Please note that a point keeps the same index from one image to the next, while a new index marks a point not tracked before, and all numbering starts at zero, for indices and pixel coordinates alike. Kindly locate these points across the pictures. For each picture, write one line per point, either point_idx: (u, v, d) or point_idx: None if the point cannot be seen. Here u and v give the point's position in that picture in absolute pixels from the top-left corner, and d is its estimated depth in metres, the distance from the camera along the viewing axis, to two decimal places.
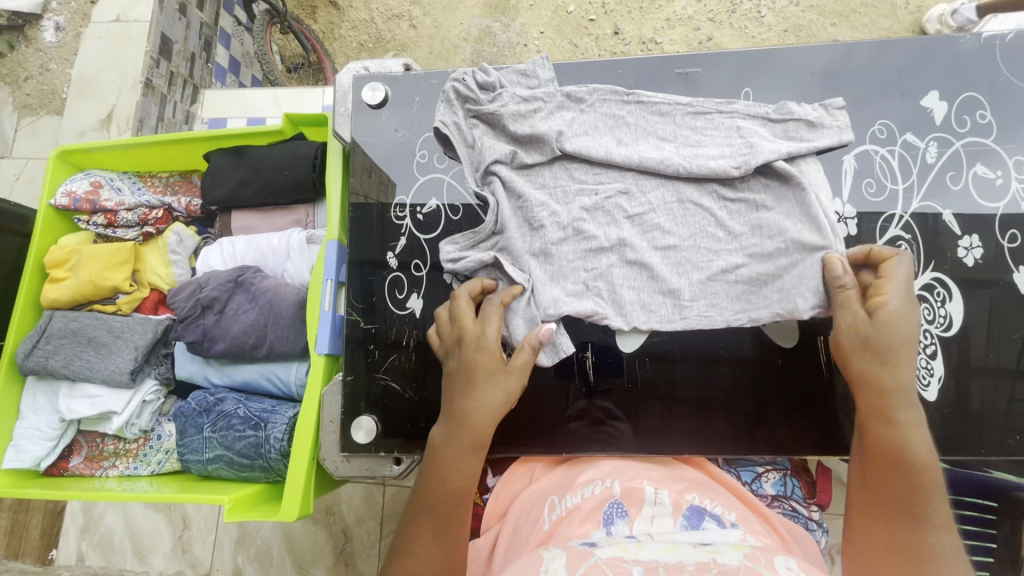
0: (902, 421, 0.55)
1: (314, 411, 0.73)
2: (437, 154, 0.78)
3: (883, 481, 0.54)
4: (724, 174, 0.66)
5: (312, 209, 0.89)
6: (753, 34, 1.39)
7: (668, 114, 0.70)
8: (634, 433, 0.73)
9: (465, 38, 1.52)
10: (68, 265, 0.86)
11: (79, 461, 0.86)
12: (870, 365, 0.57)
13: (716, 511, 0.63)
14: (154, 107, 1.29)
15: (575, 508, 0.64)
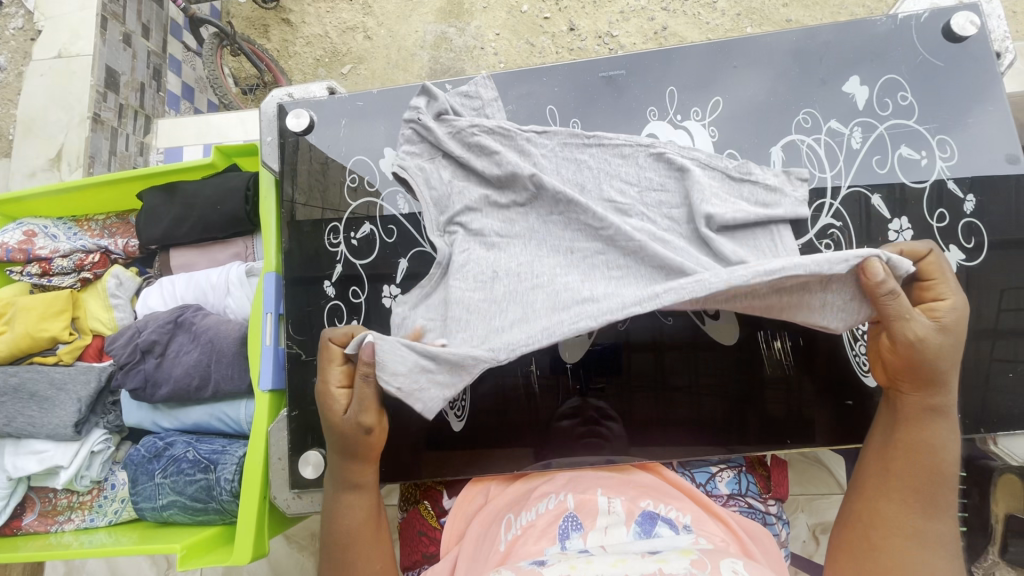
0: (943, 427, 0.55)
1: (261, 447, 0.72)
2: (368, 177, 0.76)
3: (910, 472, 0.55)
4: (671, 223, 0.60)
5: (250, 240, 0.87)
6: (708, 20, 1.39)
7: (630, 155, 0.63)
8: (596, 453, 0.72)
9: (421, 45, 1.50)
10: (4, 319, 0.84)
11: (33, 518, 0.84)
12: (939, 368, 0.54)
13: (670, 514, 0.63)
14: (105, 141, 1.26)
15: (529, 525, 0.63)
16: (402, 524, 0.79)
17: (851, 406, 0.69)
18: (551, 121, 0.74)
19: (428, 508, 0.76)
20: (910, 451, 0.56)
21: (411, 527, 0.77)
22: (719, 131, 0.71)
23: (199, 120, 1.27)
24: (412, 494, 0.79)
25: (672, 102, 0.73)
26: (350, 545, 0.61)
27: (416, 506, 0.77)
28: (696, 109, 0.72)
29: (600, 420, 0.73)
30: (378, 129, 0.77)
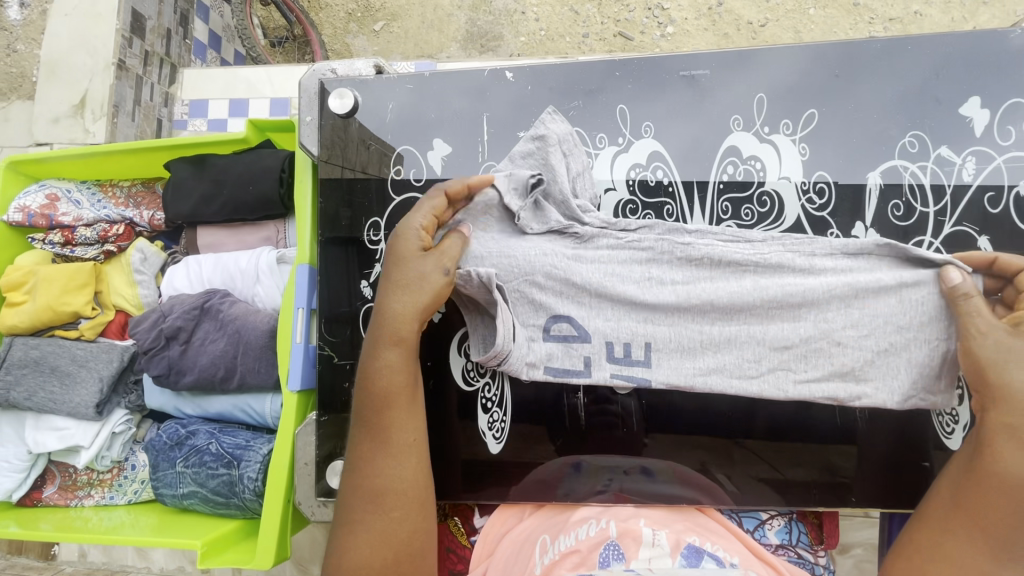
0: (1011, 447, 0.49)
1: (287, 450, 0.69)
2: (414, 170, 0.70)
3: (975, 501, 0.50)
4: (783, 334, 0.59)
5: (282, 224, 0.82)
6: None
7: (742, 261, 0.59)
8: (629, 458, 0.69)
9: (459, 6, 1.39)
10: (25, 289, 0.81)
11: (53, 491, 0.83)
12: (992, 384, 0.50)
13: (718, 553, 0.59)
14: (130, 89, 1.19)
15: (569, 551, 0.60)
16: None
17: (927, 468, 0.64)
18: (621, 122, 0.67)
19: (458, 525, 0.74)
20: (976, 481, 0.51)
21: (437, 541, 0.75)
22: (810, 148, 0.64)
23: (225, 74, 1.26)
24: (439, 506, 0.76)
25: (761, 111, 0.65)
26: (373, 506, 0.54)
27: (445, 520, 0.75)
28: (787, 121, 0.64)
29: (611, 399, 0.69)
30: (429, 117, 0.70)
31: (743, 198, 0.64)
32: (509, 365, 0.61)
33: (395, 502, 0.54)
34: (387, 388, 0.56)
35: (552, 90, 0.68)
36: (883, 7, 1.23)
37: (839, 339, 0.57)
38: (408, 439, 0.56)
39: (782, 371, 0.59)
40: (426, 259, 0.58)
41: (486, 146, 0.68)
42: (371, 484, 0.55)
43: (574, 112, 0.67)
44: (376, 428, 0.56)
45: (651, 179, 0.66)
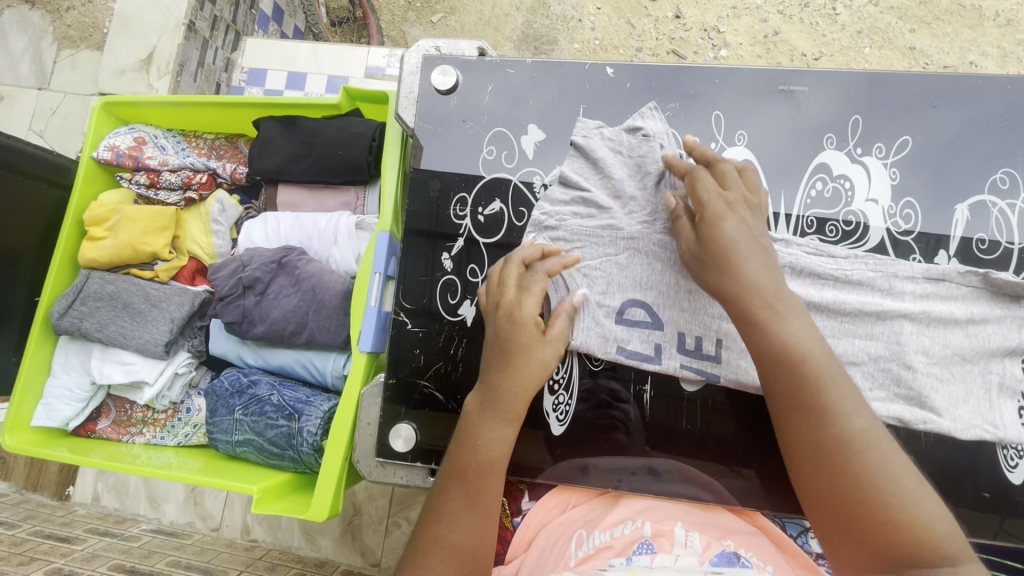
0: (844, 405, 0.46)
1: (352, 409, 0.70)
2: (506, 152, 0.71)
3: (835, 474, 0.45)
4: (865, 351, 0.59)
5: (362, 192, 0.85)
6: (826, 32, 1.28)
7: (832, 271, 0.60)
8: (635, 458, 0.70)
9: (517, 7, 1.41)
10: (106, 226, 0.82)
11: (106, 424, 0.85)
12: (762, 321, 0.49)
13: (751, 560, 0.58)
14: (195, 51, 1.23)
15: (604, 545, 0.61)
16: None
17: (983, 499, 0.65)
18: (715, 128, 0.68)
19: (506, 505, 0.75)
20: (805, 447, 0.46)
21: None
22: (900, 173, 0.65)
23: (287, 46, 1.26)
24: None
25: (855, 131, 0.66)
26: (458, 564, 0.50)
27: None
28: (880, 145, 0.66)
29: (613, 403, 0.71)
30: (527, 103, 0.72)
31: (829, 215, 0.66)
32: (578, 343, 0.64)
33: (472, 562, 0.50)
34: (490, 459, 0.54)
35: (651, 90, 0.70)
36: (939, 54, 1.25)
37: (910, 360, 0.58)
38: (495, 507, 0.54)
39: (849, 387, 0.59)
40: (547, 343, 0.59)
41: None
42: (455, 541, 0.51)
43: (669, 113, 0.69)
44: (473, 490, 0.53)
45: None
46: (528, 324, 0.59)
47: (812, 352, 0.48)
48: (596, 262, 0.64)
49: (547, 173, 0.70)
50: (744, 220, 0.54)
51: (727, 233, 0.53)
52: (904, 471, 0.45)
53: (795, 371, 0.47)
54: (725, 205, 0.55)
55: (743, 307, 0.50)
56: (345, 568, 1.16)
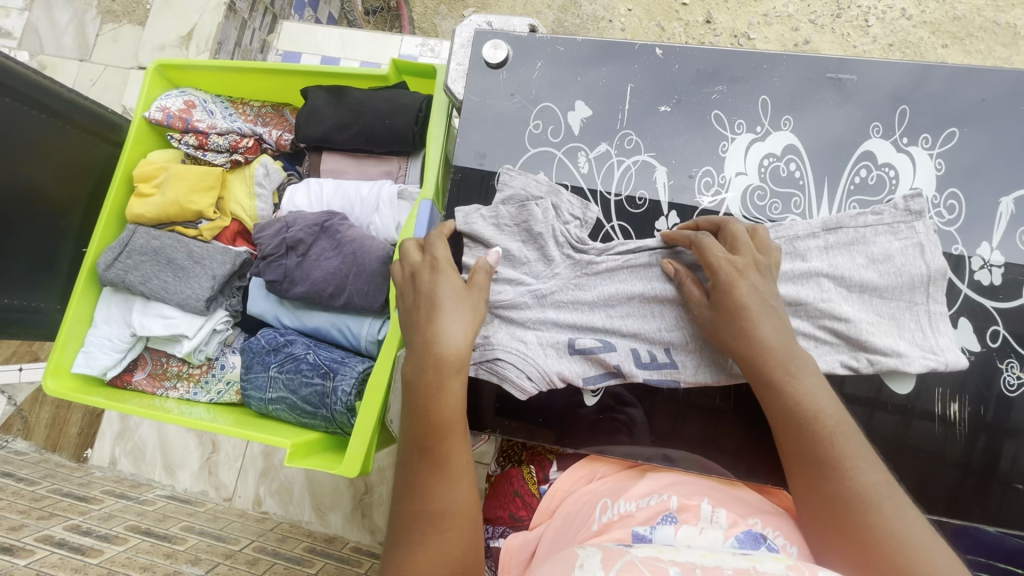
0: (853, 464, 0.53)
1: (387, 369, 0.71)
2: (552, 126, 0.73)
3: (844, 515, 0.52)
4: (889, 324, 0.62)
5: (404, 162, 0.86)
6: (856, 43, 1.29)
7: (862, 246, 0.63)
8: (648, 447, 0.71)
9: (549, 4, 1.43)
10: (156, 182, 0.85)
11: (142, 376, 0.88)
12: (777, 380, 0.55)
13: (777, 541, 0.58)
14: (233, 31, 1.26)
15: (627, 514, 0.63)
16: (497, 478, 0.79)
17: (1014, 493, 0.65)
18: (762, 113, 0.69)
19: (532, 473, 0.76)
20: (817, 490, 0.54)
21: (508, 483, 0.76)
22: (945, 164, 0.65)
23: (326, 30, 1.25)
24: (515, 454, 0.80)
25: (902, 121, 0.66)
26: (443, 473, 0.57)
27: (521, 467, 0.77)
28: (926, 136, 0.66)
29: (617, 408, 0.71)
30: (574, 80, 0.73)
31: (873, 201, 0.66)
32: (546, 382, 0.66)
33: (455, 524, 0.55)
34: (449, 418, 0.58)
35: (698, 73, 0.70)
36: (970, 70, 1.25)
37: (841, 311, 0.61)
38: (463, 464, 0.58)
39: (872, 352, 0.61)
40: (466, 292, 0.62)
41: (626, 114, 0.71)
42: (434, 505, 0.56)
43: (716, 96, 0.70)
44: (436, 460, 0.57)
45: (783, 170, 0.68)
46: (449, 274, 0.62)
47: (821, 406, 0.54)
48: (546, 274, 0.68)
49: (592, 149, 0.72)
50: (755, 285, 0.57)
51: (740, 297, 0.56)
52: (915, 521, 0.51)
53: (807, 425, 0.54)
54: (735, 269, 0.58)
55: (758, 368, 0.56)
56: (354, 545, 1.17)
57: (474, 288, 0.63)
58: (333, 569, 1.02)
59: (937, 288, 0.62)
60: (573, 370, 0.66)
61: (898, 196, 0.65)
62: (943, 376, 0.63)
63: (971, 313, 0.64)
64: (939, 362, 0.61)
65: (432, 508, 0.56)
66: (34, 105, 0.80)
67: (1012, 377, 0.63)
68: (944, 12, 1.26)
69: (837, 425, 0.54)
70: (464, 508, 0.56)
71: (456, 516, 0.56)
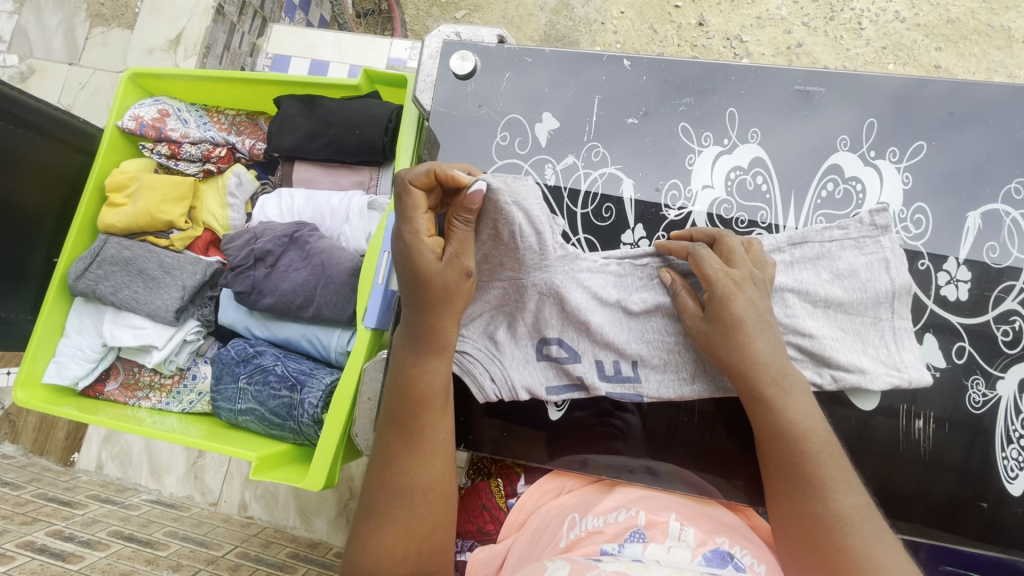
0: (837, 486, 0.53)
1: (353, 382, 0.71)
2: (519, 138, 0.72)
3: (822, 536, 0.52)
4: (853, 341, 0.61)
5: (376, 172, 0.86)
6: (849, 46, 1.28)
7: (827, 261, 0.62)
8: (635, 458, 0.71)
9: (541, 7, 1.42)
10: (127, 192, 0.85)
11: (114, 386, 0.88)
12: (769, 395, 0.55)
13: (744, 560, 0.57)
14: (222, 34, 1.25)
15: (596, 531, 0.62)
16: (466, 491, 0.78)
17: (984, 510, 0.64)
18: (729, 125, 0.68)
19: (500, 486, 0.75)
20: (799, 507, 0.54)
21: (475, 497, 0.76)
22: (914, 178, 0.65)
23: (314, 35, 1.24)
24: (485, 466, 0.79)
25: (869, 135, 0.66)
26: (416, 448, 0.58)
27: (489, 479, 0.77)
28: (894, 149, 0.65)
29: (614, 413, 0.71)
30: (543, 91, 0.72)
31: (839, 215, 0.65)
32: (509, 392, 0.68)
33: (424, 500, 0.57)
34: (430, 394, 0.58)
35: (668, 84, 0.70)
36: (964, 74, 1.23)
37: (804, 327, 0.61)
38: (439, 441, 0.59)
39: (835, 369, 0.61)
40: (449, 263, 0.56)
41: (593, 126, 0.71)
42: (404, 482, 0.57)
43: (684, 108, 0.69)
44: (411, 433, 0.58)
45: (750, 183, 0.67)
46: (427, 246, 0.55)
47: (806, 425, 0.54)
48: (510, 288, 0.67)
49: (559, 161, 0.71)
50: (752, 299, 0.57)
51: (737, 311, 0.56)
52: (891, 550, 0.51)
53: (795, 443, 0.54)
54: (734, 282, 0.58)
55: (750, 379, 0.56)
56: (337, 550, 1.16)
57: (456, 253, 0.56)
58: None
59: (900, 302, 0.61)
60: (535, 380, 0.67)
61: (864, 210, 0.64)
62: (909, 392, 0.63)
63: (938, 329, 0.63)
64: (903, 379, 0.60)
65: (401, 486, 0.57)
66: (2, 115, 0.80)
67: (978, 394, 0.62)
68: (937, 15, 1.25)
69: (827, 443, 0.54)
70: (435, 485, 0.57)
71: (424, 494, 0.57)
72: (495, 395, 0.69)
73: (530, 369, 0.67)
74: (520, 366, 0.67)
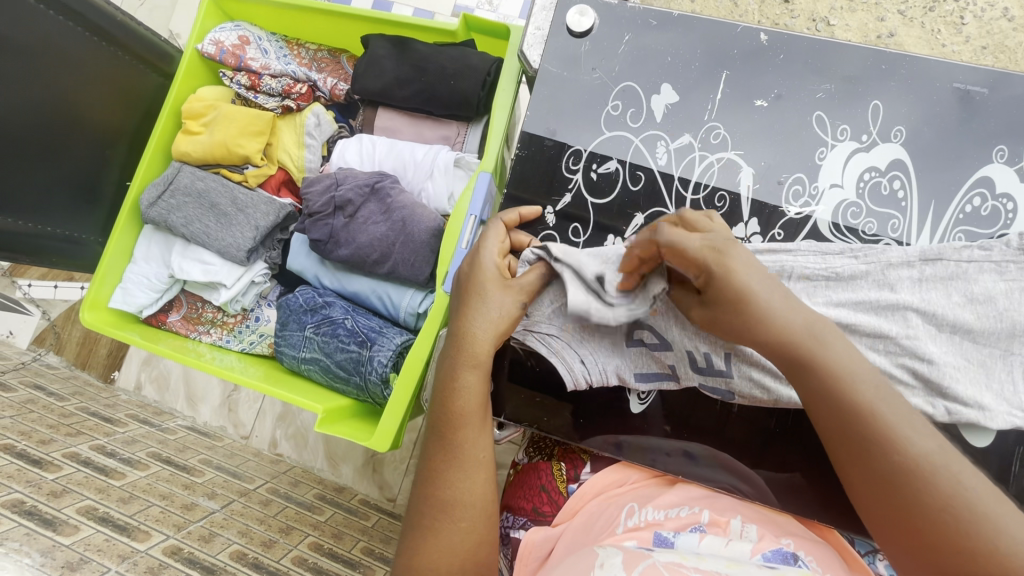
0: (903, 430, 0.44)
1: (428, 344, 0.69)
2: (633, 110, 0.66)
3: (901, 499, 0.43)
4: (976, 373, 0.57)
5: (464, 127, 0.81)
6: (946, 42, 1.03)
7: (967, 282, 0.57)
8: (673, 442, 0.67)
9: None
10: (204, 120, 0.82)
11: (177, 318, 0.87)
12: (827, 340, 0.47)
13: (808, 563, 0.57)
14: None
15: (655, 522, 0.62)
16: (523, 468, 0.78)
17: None
18: (871, 119, 0.62)
19: (563, 470, 0.73)
20: (867, 465, 0.44)
21: (535, 475, 0.75)
22: None
23: None
24: (547, 447, 0.78)
25: None
26: (458, 429, 0.56)
27: (550, 461, 0.75)
28: None
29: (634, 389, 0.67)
30: (664, 60, 0.66)
31: (982, 234, 0.59)
32: (596, 380, 0.64)
33: (466, 514, 0.54)
34: (465, 407, 0.56)
35: (806, 66, 0.63)
36: None
37: (925, 351, 0.56)
38: (477, 457, 0.56)
39: (954, 400, 0.57)
40: (500, 286, 0.59)
41: (716, 104, 0.65)
42: (440, 494, 0.55)
43: (822, 95, 0.63)
44: (450, 446, 0.56)
45: (885, 187, 0.62)
46: (485, 267, 0.60)
47: (869, 374, 0.46)
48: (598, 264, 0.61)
49: (674, 139, 0.66)
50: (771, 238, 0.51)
51: (765, 244, 0.50)
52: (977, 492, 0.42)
53: (848, 389, 0.45)
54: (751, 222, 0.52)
55: (799, 317, 0.48)
56: (362, 497, 1.17)
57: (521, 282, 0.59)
58: (340, 519, 1.03)
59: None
60: (626, 368, 0.63)
61: (1014, 232, 0.58)
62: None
63: None
64: None
65: (436, 497, 0.55)
66: (85, 24, 0.77)
67: None
68: None
69: (885, 390, 0.46)
70: (476, 497, 0.54)
71: (462, 505, 0.54)
72: (583, 380, 0.64)
73: (621, 353, 0.63)
74: (609, 352, 0.63)
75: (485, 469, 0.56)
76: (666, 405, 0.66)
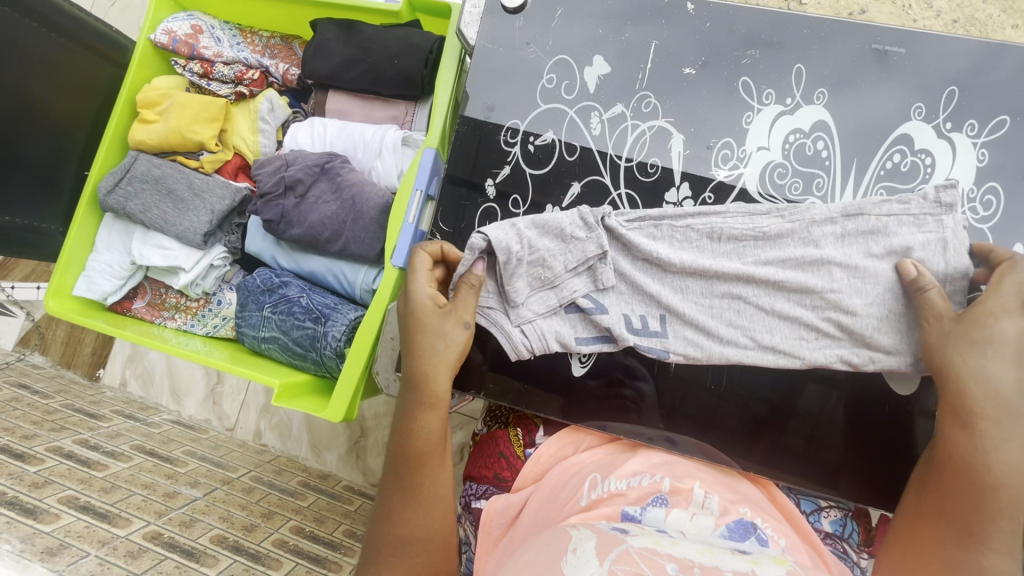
0: (997, 538, 0.49)
1: (377, 320, 0.71)
2: (567, 82, 0.68)
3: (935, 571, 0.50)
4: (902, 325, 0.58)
5: (412, 107, 0.83)
6: (915, 18, 0.93)
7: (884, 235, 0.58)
8: (653, 428, 0.69)
9: None
10: (158, 109, 0.84)
11: (142, 305, 0.89)
12: (979, 428, 0.51)
13: (766, 533, 0.58)
14: None
15: (618, 493, 0.61)
16: (483, 437, 0.79)
17: None
18: (794, 82, 0.64)
19: (518, 435, 0.75)
20: (932, 544, 0.52)
21: (493, 443, 0.76)
22: (989, 155, 0.60)
23: None
24: (503, 415, 0.79)
25: (947, 104, 0.61)
26: (418, 468, 0.59)
27: (507, 428, 0.76)
28: (972, 122, 0.60)
29: (627, 382, 0.69)
30: (596, 32, 0.68)
31: (902, 190, 0.61)
32: (539, 346, 0.64)
33: (428, 551, 0.58)
34: (426, 446, 0.59)
35: (732, 33, 0.65)
36: None
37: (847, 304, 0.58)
38: (438, 493, 0.59)
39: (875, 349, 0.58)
40: (449, 319, 0.60)
41: (647, 72, 0.66)
42: (403, 535, 0.57)
43: (747, 61, 0.64)
44: (411, 485, 0.59)
45: (809, 148, 0.63)
46: (424, 305, 0.60)
47: (1002, 479, 0.49)
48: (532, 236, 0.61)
49: (607, 109, 0.67)
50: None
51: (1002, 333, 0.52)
52: None
53: (978, 485, 0.50)
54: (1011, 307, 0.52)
55: (974, 409, 0.51)
56: (347, 484, 1.17)
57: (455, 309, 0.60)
58: (324, 505, 1.03)
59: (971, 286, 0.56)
60: (568, 332, 0.64)
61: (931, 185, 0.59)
62: None
63: None
64: None
65: (400, 536, 0.57)
66: (37, 18, 0.78)
67: None
68: None
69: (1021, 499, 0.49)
70: (436, 534, 0.58)
71: (425, 543, 0.58)
72: (525, 348, 0.64)
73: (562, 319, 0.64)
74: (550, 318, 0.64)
75: (443, 503, 0.60)
76: (660, 400, 0.68)
